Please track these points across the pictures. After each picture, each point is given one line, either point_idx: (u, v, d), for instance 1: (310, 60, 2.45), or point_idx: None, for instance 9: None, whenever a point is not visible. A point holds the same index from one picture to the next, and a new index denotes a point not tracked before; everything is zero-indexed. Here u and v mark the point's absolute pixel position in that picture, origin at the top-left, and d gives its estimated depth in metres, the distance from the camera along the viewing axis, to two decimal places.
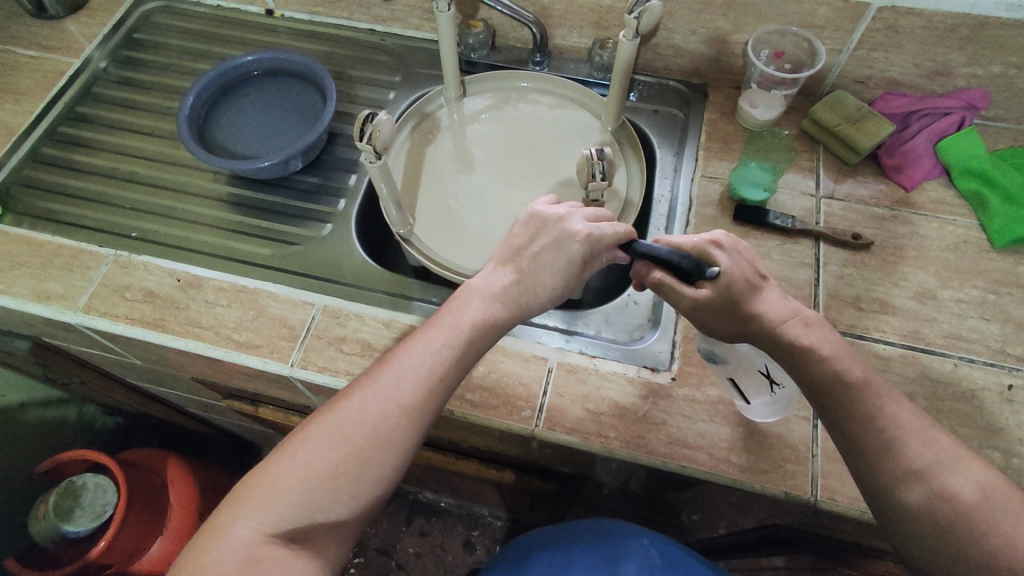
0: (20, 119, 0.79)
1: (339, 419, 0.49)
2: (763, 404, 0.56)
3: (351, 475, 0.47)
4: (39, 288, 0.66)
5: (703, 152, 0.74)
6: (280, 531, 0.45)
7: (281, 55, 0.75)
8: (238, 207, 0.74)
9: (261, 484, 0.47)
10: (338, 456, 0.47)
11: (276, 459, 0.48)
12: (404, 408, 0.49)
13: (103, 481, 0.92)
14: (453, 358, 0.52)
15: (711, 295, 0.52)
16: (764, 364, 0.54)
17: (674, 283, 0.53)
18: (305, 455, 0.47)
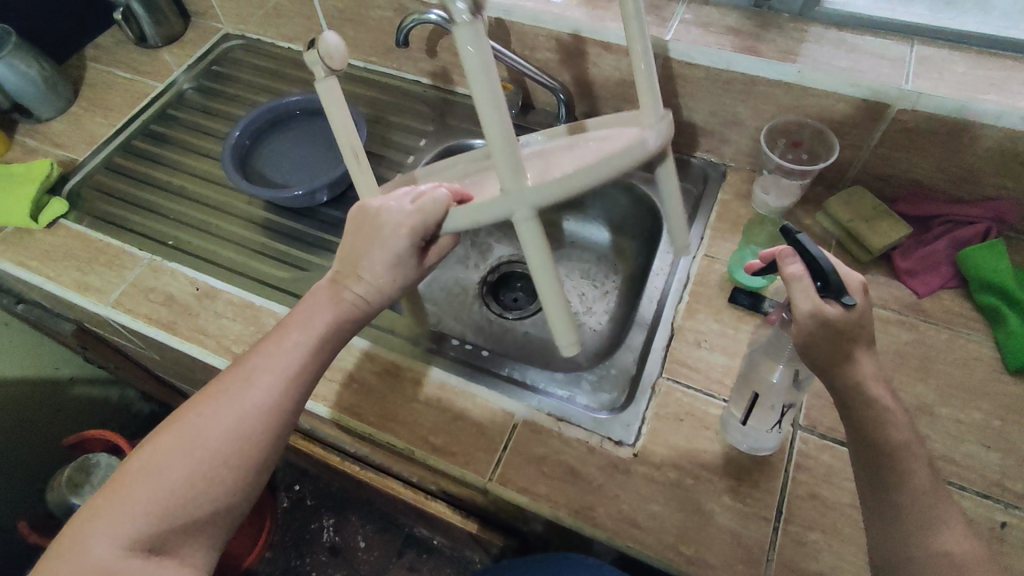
0: (103, 131, 0.90)
1: (193, 428, 0.47)
2: (753, 434, 0.57)
3: (207, 482, 0.46)
4: (81, 279, 0.74)
5: (710, 232, 0.75)
6: (137, 540, 0.43)
7: (324, 98, 0.83)
8: (264, 228, 0.80)
9: (112, 498, 0.44)
10: (185, 463, 0.46)
11: (130, 467, 0.46)
12: (253, 412, 0.48)
13: (115, 462, 0.99)
14: (308, 355, 0.51)
15: (834, 316, 0.46)
16: (781, 404, 0.54)
17: (804, 286, 0.47)
18: (161, 465, 0.45)
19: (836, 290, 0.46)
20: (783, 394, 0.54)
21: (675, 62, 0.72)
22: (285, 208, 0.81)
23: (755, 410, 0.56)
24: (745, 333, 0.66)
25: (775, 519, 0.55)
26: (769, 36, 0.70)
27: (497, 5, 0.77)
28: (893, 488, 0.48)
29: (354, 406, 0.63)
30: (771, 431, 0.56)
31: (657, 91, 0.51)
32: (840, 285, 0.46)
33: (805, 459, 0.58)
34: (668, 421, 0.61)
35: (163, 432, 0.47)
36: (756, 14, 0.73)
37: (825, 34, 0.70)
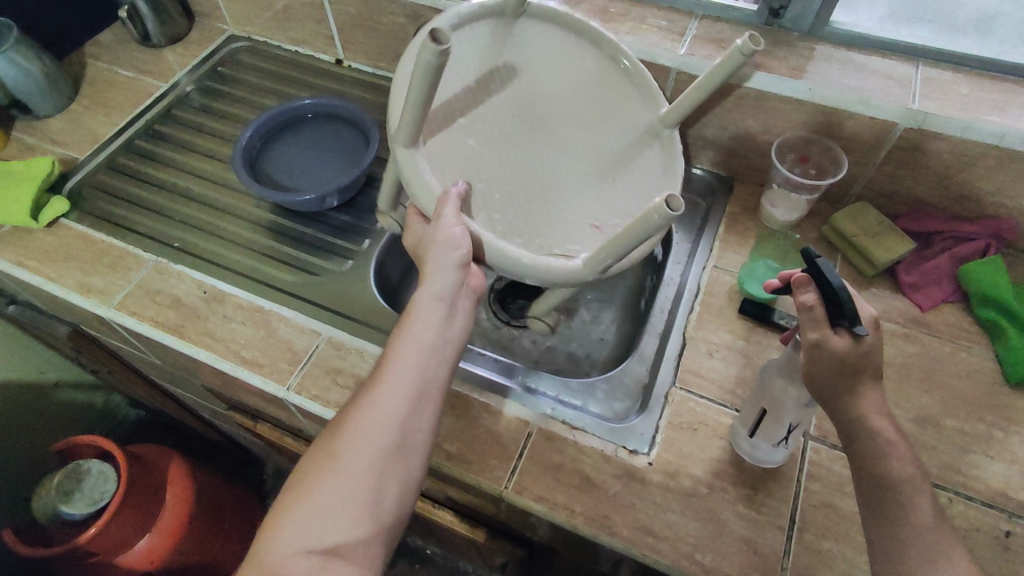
0: (105, 129, 0.88)
1: (328, 461, 0.47)
2: (765, 448, 0.58)
3: (355, 508, 0.45)
4: (84, 281, 0.72)
5: (719, 243, 0.76)
6: (323, 548, 0.44)
7: (336, 102, 0.82)
8: (273, 232, 0.79)
9: (294, 506, 0.45)
10: (330, 493, 0.45)
11: (304, 477, 0.47)
12: (383, 431, 0.48)
13: (106, 470, 0.97)
14: (436, 340, 0.52)
15: (842, 348, 0.47)
16: (791, 421, 0.55)
17: (818, 316, 0.48)
18: (330, 475, 0.46)
19: (848, 320, 0.47)
20: (795, 412, 0.55)
21: (688, 76, 0.74)
22: (293, 211, 0.80)
23: (765, 424, 0.56)
24: (755, 343, 0.67)
25: (788, 527, 0.56)
26: (780, 53, 0.72)
27: None
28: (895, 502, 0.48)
29: None
30: (779, 446, 0.57)
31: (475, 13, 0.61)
32: (855, 314, 0.47)
33: (817, 468, 0.59)
34: (682, 430, 0.62)
35: (299, 474, 0.47)
36: (767, 32, 0.74)
37: (833, 54, 0.72)
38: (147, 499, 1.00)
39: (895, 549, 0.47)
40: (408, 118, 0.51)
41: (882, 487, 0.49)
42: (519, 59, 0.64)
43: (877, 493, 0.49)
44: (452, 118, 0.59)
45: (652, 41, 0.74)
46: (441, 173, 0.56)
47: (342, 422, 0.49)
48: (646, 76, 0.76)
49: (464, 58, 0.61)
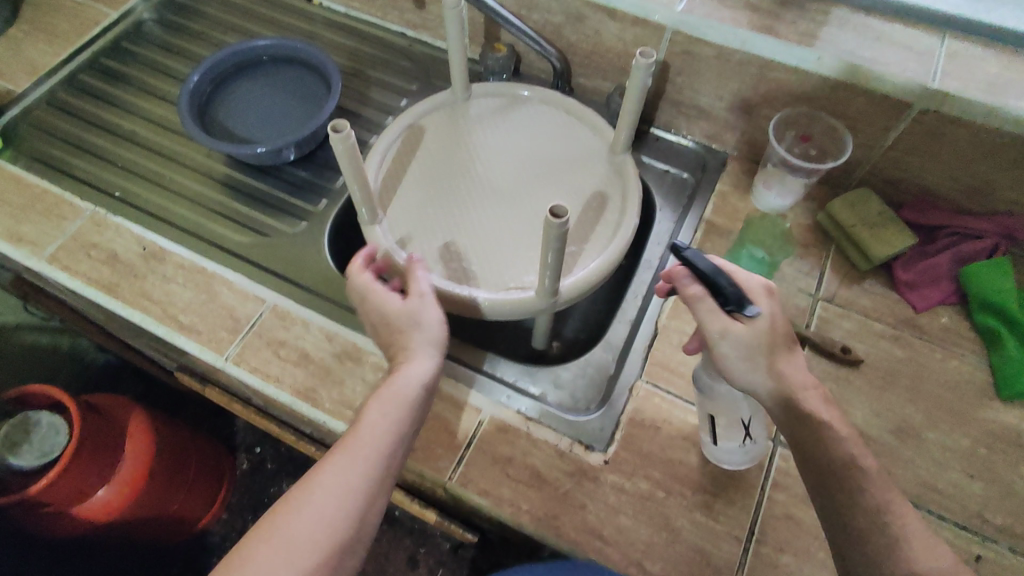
0: (47, 61, 0.80)
1: (294, 506, 0.45)
2: (730, 453, 0.53)
3: (317, 564, 0.43)
4: (13, 229, 0.67)
5: (705, 224, 0.70)
6: None
7: (295, 44, 0.74)
8: (223, 185, 0.73)
9: (241, 567, 0.42)
10: (295, 545, 0.43)
11: (256, 536, 0.44)
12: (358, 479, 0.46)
13: (56, 422, 0.94)
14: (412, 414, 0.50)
15: (745, 332, 0.47)
16: (748, 415, 0.52)
17: (711, 306, 0.48)
18: (284, 540, 0.43)
19: (736, 305, 0.47)
20: (748, 405, 0.52)
21: (685, 37, 0.66)
22: (246, 164, 0.74)
23: (722, 428, 0.52)
24: None
25: (746, 539, 0.53)
26: (788, 16, 0.64)
27: None
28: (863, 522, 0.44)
29: (308, 391, 0.59)
30: (747, 447, 0.53)
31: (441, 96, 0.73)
32: (740, 298, 0.47)
33: (784, 478, 0.55)
34: (643, 428, 0.58)
35: (247, 540, 0.44)
36: None
37: (849, 20, 0.64)
38: (102, 454, 0.97)
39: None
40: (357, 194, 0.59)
41: (844, 504, 0.44)
42: (471, 125, 0.72)
43: (841, 510, 0.45)
44: (413, 185, 0.67)
45: None
46: (408, 244, 0.64)
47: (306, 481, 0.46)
48: (638, 34, 0.68)
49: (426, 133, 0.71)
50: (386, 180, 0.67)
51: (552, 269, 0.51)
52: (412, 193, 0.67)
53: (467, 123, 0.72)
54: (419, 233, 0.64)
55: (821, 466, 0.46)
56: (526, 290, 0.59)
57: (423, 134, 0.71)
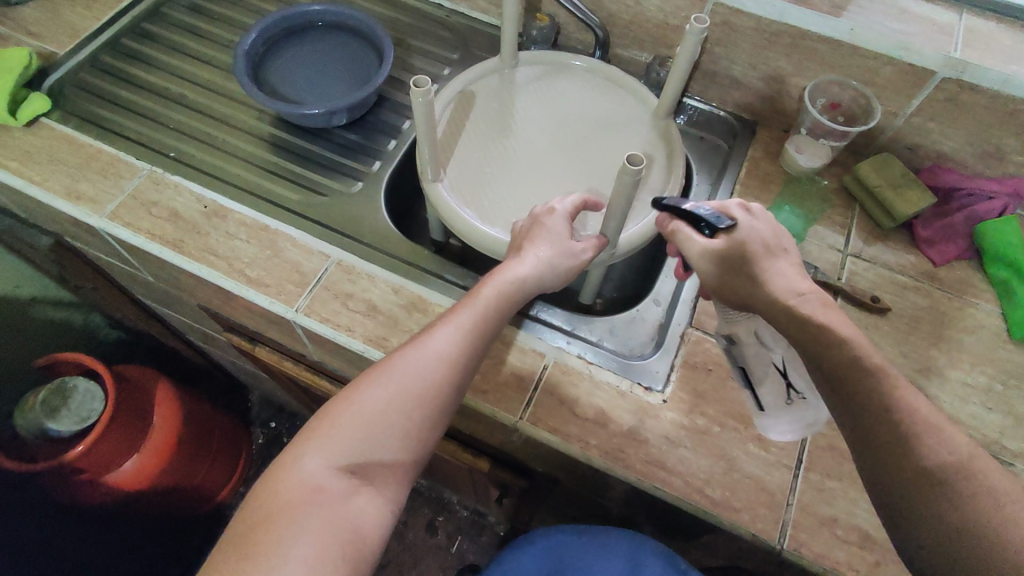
0: (86, 24, 0.80)
1: (375, 380, 0.50)
2: (777, 411, 0.54)
3: (398, 432, 0.49)
4: (71, 186, 0.67)
5: (740, 187, 0.74)
6: (342, 470, 0.47)
7: (346, 10, 0.76)
8: (276, 148, 0.75)
9: (330, 422, 0.48)
10: (396, 397, 0.49)
11: (341, 400, 0.50)
12: (454, 350, 0.52)
13: (92, 388, 0.96)
14: (483, 316, 0.54)
15: (722, 246, 0.52)
16: (781, 360, 0.52)
17: (689, 234, 0.54)
18: (364, 407, 0.49)
19: (709, 223, 0.53)
20: (777, 349, 0.52)
21: (725, 8, 0.70)
22: (298, 127, 0.75)
23: (760, 380, 0.54)
24: None
25: (796, 467, 0.58)
26: None
27: None
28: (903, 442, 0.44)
29: (380, 338, 0.61)
30: (793, 403, 0.53)
31: (489, 62, 0.75)
32: (711, 216, 0.53)
33: None
34: (696, 370, 0.62)
35: (335, 404, 0.50)
36: None
37: None
38: (133, 425, 0.98)
39: (916, 512, 0.43)
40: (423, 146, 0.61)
41: (885, 441, 0.44)
42: (519, 89, 0.75)
43: (878, 446, 0.45)
44: (468, 144, 0.70)
45: None
46: (467, 200, 0.66)
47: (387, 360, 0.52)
48: (680, 5, 0.72)
49: (478, 96, 0.73)
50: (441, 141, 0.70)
51: (619, 210, 0.54)
52: (466, 153, 0.69)
53: (513, 89, 0.74)
54: (477, 190, 0.67)
55: (854, 405, 0.46)
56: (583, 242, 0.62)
57: (472, 98, 0.73)
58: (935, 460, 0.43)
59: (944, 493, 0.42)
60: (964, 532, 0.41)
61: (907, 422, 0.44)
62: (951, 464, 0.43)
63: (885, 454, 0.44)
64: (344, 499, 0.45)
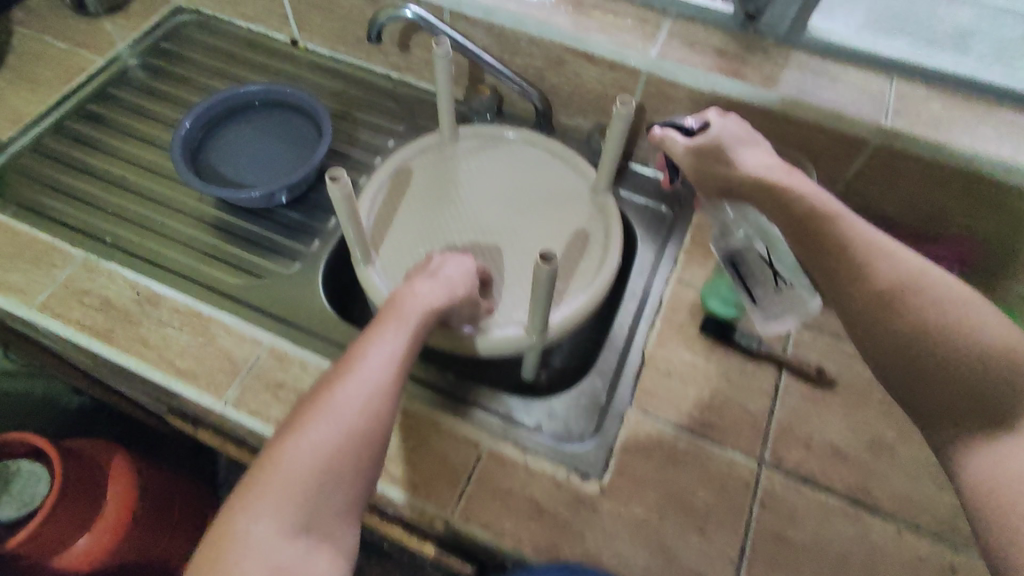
0: (32, 108, 0.81)
1: (307, 425, 0.42)
2: (774, 311, 0.61)
3: (353, 476, 0.42)
4: (2, 277, 0.67)
5: (684, 255, 0.73)
6: (293, 535, 0.38)
7: (286, 90, 0.77)
8: (216, 228, 0.74)
9: (266, 482, 0.40)
10: (346, 438, 0.42)
11: (275, 453, 0.41)
12: (398, 373, 0.46)
13: (37, 470, 0.94)
14: (414, 336, 0.49)
15: (702, 142, 0.58)
16: (766, 250, 0.59)
17: (674, 139, 0.60)
18: (304, 456, 0.41)
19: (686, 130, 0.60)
20: (763, 239, 0.59)
21: (660, 80, 0.70)
22: (239, 208, 0.75)
23: (755, 282, 0.61)
24: (715, 364, 0.65)
25: (738, 559, 0.55)
26: (753, 61, 0.68)
27: (477, 5, 0.72)
28: (858, 277, 0.49)
29: None
30: (773, 291, 0.60)
31: (428, 136, 0.75)
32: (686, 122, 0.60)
33: (770, 496, 0.58)
34: (636, 454, 0.60)
35: (265, 462, 0.41)
36: (742, 37, 0.70)
37: (809, 63, 0.68)
38: (83, 505, 0.95)
39: (885, 334, 0.47)
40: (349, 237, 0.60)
41: (841, 265, 0.49)
42: (458, 164, 0.75)
43: (845, 287, 0.49)
44: (403, 225, 0.69)
45: (623, 41, 0.70)
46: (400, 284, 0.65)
47: (314, 400, 0.44)
48: (616, 77, 0.72)
49: (416, 174, 0.73)
50: (376, 222, 0.69)
51: (539, 309, 0.54)
52: (402, 234, 0.69)
53: (452, 164, 0.75)
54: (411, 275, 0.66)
55: (830, 257, 0.50)
56: (516, 328, 0.61)
57: (410, 175, 0.73)
58: (895, 290, 0.47)
59: (910, 313, 0.46)
60: (924, 346, 0.46)
61: (865, 266, 0.48)
62: (905, 286, 0.47)
63: (850, 282, 0.49)
64: (304, 565, 0.38)
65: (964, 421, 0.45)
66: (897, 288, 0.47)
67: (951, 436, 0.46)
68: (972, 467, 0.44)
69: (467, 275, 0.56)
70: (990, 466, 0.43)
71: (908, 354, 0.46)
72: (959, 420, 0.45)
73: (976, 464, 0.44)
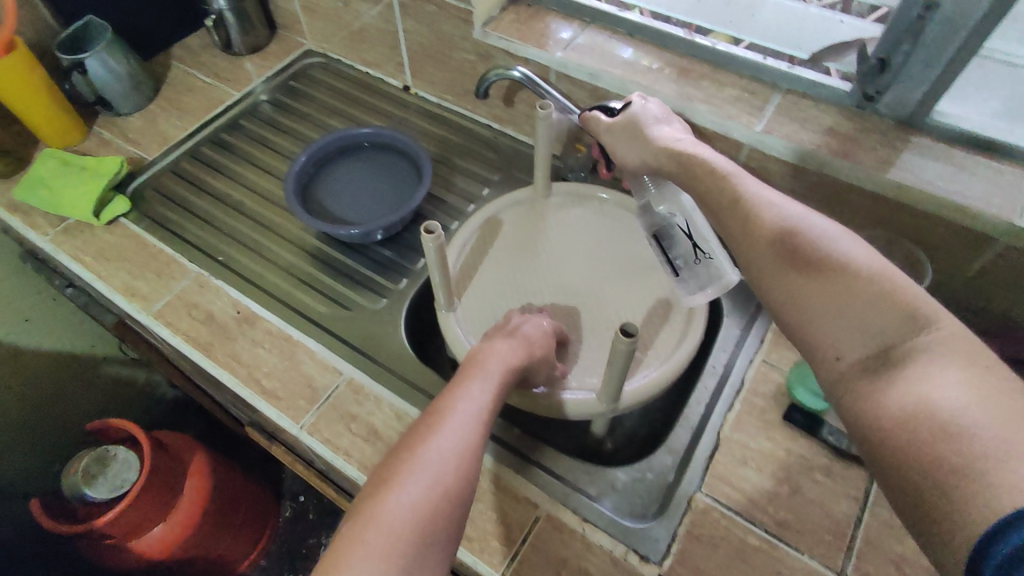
0: (175, 134, 0.91)
1: (398, 481, 0.41)
2: (690, 282, 0.61)
3: (444, 536, 0.40)
4: (129, 283, 0.74)
5: (772, 335, 0.70)
6: None
7: (394, 134, 0.81)
8: (315, 257, 0.79)
9: (362, 539, 0.38)
10: (439, 496, 0.41)
11: (367, 511, 0.40)
12: (484, 428, 0.46)
13: (129, 457, 0.99)
14: (497, 394, 0.49)
15: (619, 120, 0.63)
16: (686, 221, 0.61)
17: (597, 119, 0.66)
18: (399, 512, 0.39)
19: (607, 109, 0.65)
20: (684, 212, 0.61)
21: (763, 154, 0.68)
22: (338, 240, 0.80)
23: (674, 251, 0.62)
24: (797, 458, 0.61)
25: None
26: (868, 142, 0.65)
27: (584, 67, 0.74)
28: (777, 251, 0.47)
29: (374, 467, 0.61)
30: (693, 264, 0.60)
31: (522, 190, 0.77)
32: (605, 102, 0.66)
33: None
34: (702, 543, 0.57)
35: (359, 519, 0.39)
36: (858, 116, 0.67)
37: (933, 147, 0.63)
38: (165, 495, 1.01)
39: (807, 309, 0.44)
40: (436, 283, 0.62)
41: (768, 241, 0.47)
42: (547, 219, 0.76)
43: (745, 247, 0.49)
44: (487, 274, 0.71)
45: (728, 112, 0.69)
46: (477, 332, 0.66)
47: (400, 456, 0.43)
48: (717, 148, 0.71)
49: (506, 226, 0.75)
50: (461, 269, 0.71)
51: (616, 379, 0.53)
52: (485, 284, 0.70)
53: (542, 219, 0.76)
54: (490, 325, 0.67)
55: (725, 217, 0.51)
56: (588, 393, 0.60)
57: (500, 226, 0.75)
58: (777, 237, 0.47)
59: (828, 281, 0.43)
60: (845, 314, 0.42)
61: (802, 243, 0.46)
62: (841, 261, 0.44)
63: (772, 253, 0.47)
64: None
65: (873, 384, 0.39)
66: (824, 262, 0.44)
67: (846, 385, 0.41)
68: (863, 409, 0.39)
69: (545, 336, 0.58)
70: (887, 417, 0.37)
71: (832, 321, 0.43)
72: (851, 363, 0.41)
73: (878, 410, 0.38)
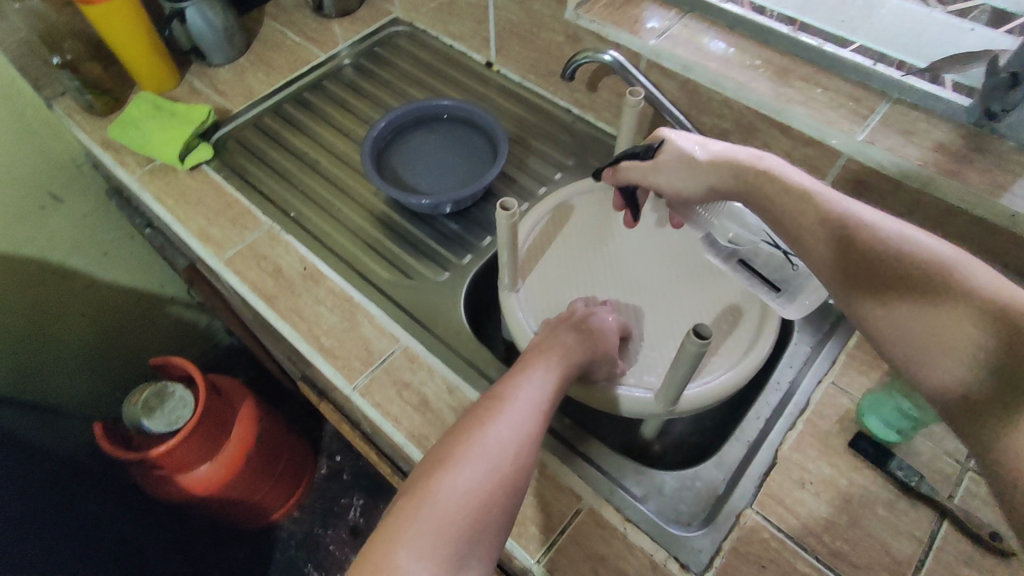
0: (261, 89, 0.93)
1: (457, 462, 0.40)
2: (788, 297, 0.60)
3: (498, 524, 0.40)
4: (205, 229, 0.77)
5: (845, 357, 0.66)
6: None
7: (473, 109, 0.81)
8: (382, 224, 0.80)
9: (417, 515, 0.38)
10: (497, 483, 0.40)
11: (423, 488, 0.39)
12: (543, 421, 0.45)
13: (187, 397, 1.04)
14: (558, 388, 0.48)
15: (667, 159, 0.58)
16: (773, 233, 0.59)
17: (636, 165, 0.60)
18: (456, 494, 0.39)
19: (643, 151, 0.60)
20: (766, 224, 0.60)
21: (861, 166, 0.64)
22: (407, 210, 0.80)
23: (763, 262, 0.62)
24: (860, 488, 0.58)
25: None
26: (983, 162, 0.60)
27: (678, 58, 0.71)
28: (873, 270, 0.43)
29: (422, 436, 0.61)
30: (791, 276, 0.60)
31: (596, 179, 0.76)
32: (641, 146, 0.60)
33: None
34: (747, 561, 0.54)
35: (416, 495, 0.39)
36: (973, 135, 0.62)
37: None
38: (214, 436, 1.05)
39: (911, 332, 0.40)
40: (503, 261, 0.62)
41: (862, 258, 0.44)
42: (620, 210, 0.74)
43: (835, 262, 0.45)
44: (554, 259, 0.70)
45: (829, 117, 0.65)
46: (539, 315, 0.65)
47: (459, 438, 0.42)
48: (810, 154, 0.67)
49: (577, 214, 0.74)
50: (527, 251, 0.70)
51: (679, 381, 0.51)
52: (551, 267, 0.69)
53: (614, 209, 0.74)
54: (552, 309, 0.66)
55: (812, 233, 0.47)
56: (646, 391, 0.59)
57: (570, 212, 0.74)
58: (875, 256, 0.43)
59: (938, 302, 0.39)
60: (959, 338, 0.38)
61: (906, 260, 0.42)
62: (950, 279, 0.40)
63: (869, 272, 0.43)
64: None
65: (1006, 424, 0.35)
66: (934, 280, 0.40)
67: (966, 417, 0.37)
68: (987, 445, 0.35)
69: (608, 335, 0.56)
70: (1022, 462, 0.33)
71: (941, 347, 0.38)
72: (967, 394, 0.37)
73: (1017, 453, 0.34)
